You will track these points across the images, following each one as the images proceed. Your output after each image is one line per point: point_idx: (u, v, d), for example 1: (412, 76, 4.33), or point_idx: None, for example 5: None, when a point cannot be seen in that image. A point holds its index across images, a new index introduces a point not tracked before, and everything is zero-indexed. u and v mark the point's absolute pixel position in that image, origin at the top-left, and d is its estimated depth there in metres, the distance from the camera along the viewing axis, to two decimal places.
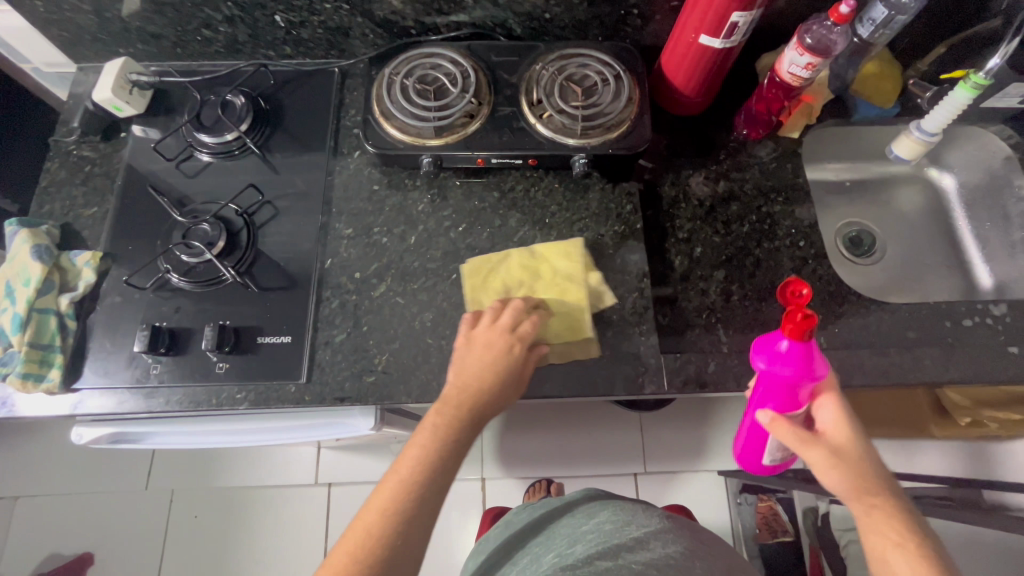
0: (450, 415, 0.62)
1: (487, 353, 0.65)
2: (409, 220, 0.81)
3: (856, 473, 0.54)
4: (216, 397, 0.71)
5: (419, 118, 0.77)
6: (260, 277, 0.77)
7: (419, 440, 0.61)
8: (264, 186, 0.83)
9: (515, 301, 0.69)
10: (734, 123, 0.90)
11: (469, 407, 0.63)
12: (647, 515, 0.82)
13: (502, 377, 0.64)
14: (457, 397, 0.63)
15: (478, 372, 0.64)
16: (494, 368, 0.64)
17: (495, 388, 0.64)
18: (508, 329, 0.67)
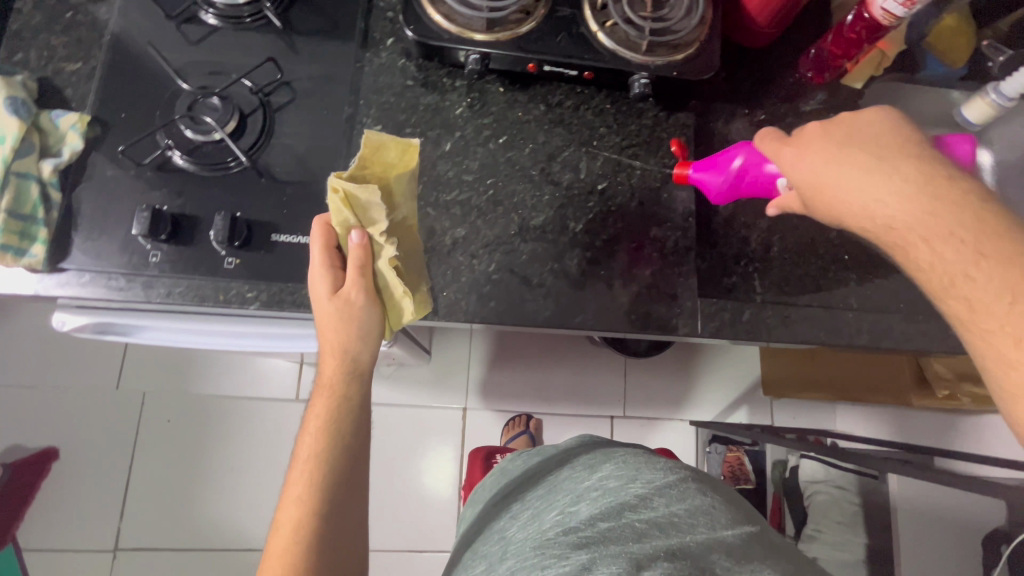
0: (327, 399, 0.65)
1: (319, 305, 0.63)
2: (445, 124, 0.74)
3: (840, 194, 0.52)
4: (223, 294, 0.65)
5: (470, 6, 0.68)
6: (276, 167, 0.69)
7: (312, 422, 0.65)
8: (282, 65, 0.72)
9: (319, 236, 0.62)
10: (800, 61, 0.83)
11: (342, 383, 0.65)
12: (651, 460, 0.69)
13: (355, 334, 0.63)
14: (329, 380, 0.65)
15: (325, 334, 0.64)
16: (341, 332, 0.63)
17: (354, 348, 0.64)
18: (314, 258, 0.62)
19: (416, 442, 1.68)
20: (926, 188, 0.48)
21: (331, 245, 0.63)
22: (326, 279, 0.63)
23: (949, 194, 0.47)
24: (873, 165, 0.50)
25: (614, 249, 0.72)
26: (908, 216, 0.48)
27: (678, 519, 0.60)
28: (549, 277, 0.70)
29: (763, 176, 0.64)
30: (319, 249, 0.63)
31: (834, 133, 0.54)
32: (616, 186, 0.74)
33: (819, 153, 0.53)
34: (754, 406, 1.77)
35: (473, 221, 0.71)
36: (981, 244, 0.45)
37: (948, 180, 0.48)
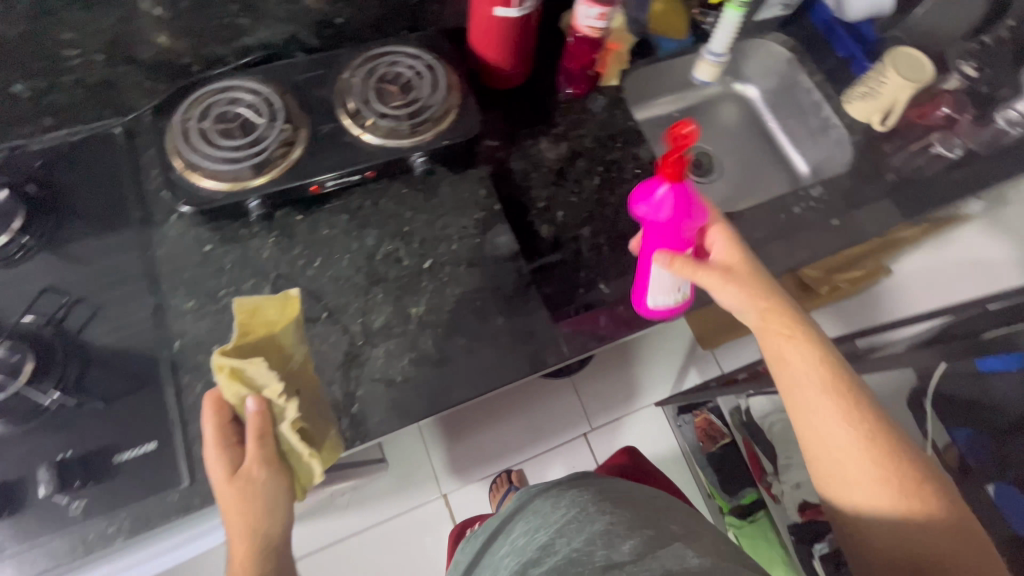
0: None
1: (218, 490, 0.58)
2: (257, 271, 0.73)
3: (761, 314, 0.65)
4: (82, 542, 0.60)
5: (233, 161, 0.70)
6: (95, 388, 0.65)
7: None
8: (69, 284, 0.70)
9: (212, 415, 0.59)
10: (556, 84, 0.92)
11: (260, 561, 0.54)
12: (554, 502, 0.65)
13: (265, 501, 0.57)
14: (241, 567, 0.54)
15: (229, 522, 0.56)
16: (245, 504, 0.56)
17: (266, 517, 0.56)
18: (206, 441, 0.59)
19: (409, 556, 1.57)
20: (821, 349, 0.63)
21: (224, 421, 0.60)
22: (222, 459, 0.58)
23: (828, 357, 0.63)
24: (783, 317, 0.64)
25: (462, 315, 0.74)
26: (804, 373, 0.63)
27: (575, 552, 0.54)
28: (411, 369, 0.71)
29: (661, 230, 0.66)
30: (213, 430, 0.59)
31: (756, 269, 0.67)
32: (442, 258, 0.77)
33: (751, 287, 0.65)
34: (699, 364, 1.85)
35: (318, 350, 0.71)
36: (842, 410, 0.61)
37: (821, 338, 0.64)
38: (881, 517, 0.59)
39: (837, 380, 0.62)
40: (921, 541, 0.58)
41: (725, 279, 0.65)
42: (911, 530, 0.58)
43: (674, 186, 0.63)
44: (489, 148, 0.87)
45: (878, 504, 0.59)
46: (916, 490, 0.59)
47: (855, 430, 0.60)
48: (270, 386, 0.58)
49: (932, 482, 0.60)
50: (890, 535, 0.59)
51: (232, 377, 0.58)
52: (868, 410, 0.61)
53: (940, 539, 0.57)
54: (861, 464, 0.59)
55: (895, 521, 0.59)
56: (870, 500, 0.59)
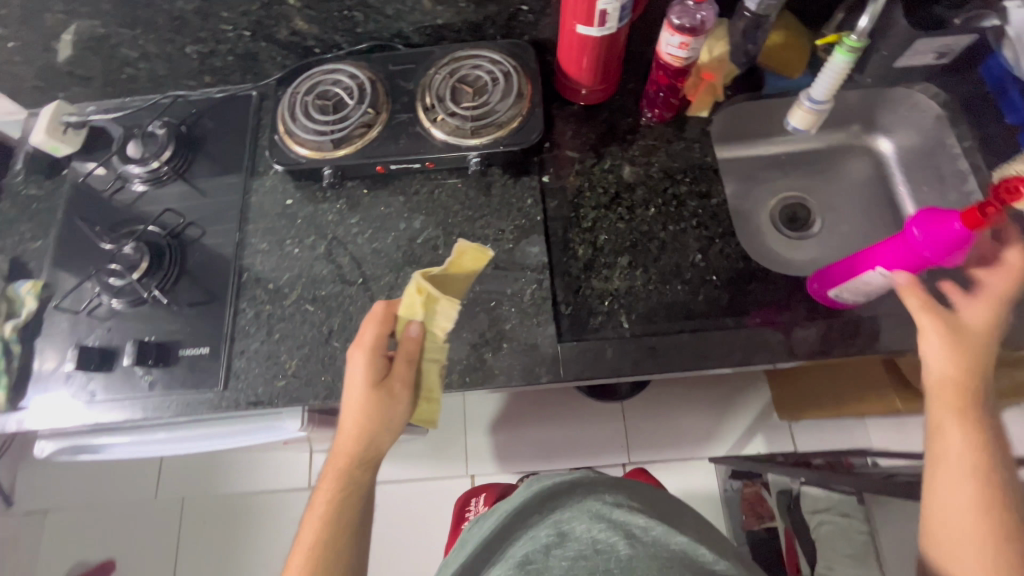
0: (340, 474, 0.66)
1: (353, 387, 0.67)
2: (319, 230, 0.85)
3: (953, 387, 0.60)
4: (143, 407, 0.77)
5: (320, 133, 0.82)
6: (182, 294, 0.82)
7: (318, 505, 0.66)
8: (188, 210, 0.89)
9: (377, 320, 0.68)
10: (639, 107, 0.90)
11: (361, 461, 0.66)
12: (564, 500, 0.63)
13: (385, 419, 0.66)
14: (344, 458, 0.66)
15: (347, 421, 0.66)
16: (368, 413, 0.65)
17: (380, 433, 0.66)
18: (365, 339, 0.67)
19: (425, 518, 1.68)
20: (986, 443, 0.58)
21: (384, 331, 0.68)
22: (368, 365, 0.66)
23: (994, 439, 0.58)
24: (965, 385, 0.60)
25: (473, 313, 0.78)
26: (959, 445, 0.58)
27: (600, 545, 0.55)
28: None
29: (908, 248, 0.62)
30: (375, 333, 0.67)
31: (985, 343, 0.62)
32: None
33: (964, 353, 0.61)
34: (771, 434, 1.62)
35: (346, 309, 0.80)
36: (986, 500, 0.55)
37: (999, 432, 0.59)
38: None
39: (992, 463, 0.57)
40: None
41: (950, 336, 0.62)
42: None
43: (967, 231, 0.58)
44: (566, 159, 0.88)
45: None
46: None
47: (988, 526, 0.54)
48: (443, 323, 0.68)
49: None
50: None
51: (425, 299, 0.67)
52: (1022, 521, 0.55)
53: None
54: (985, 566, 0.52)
55: None
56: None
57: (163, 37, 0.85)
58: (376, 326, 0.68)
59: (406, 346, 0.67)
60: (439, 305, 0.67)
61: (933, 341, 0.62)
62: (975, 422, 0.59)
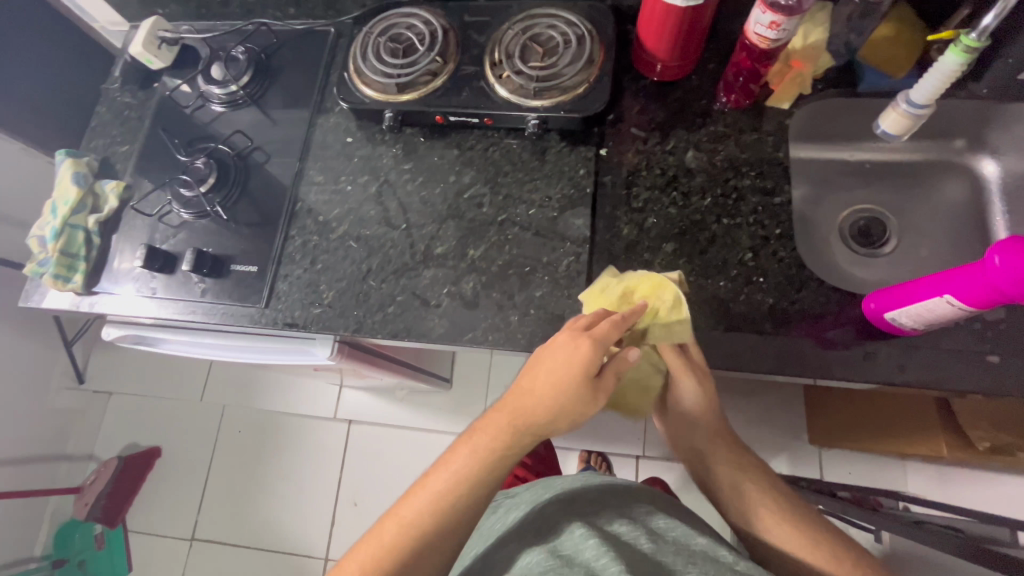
0: (503, 443, 0.62)
1: (561, 372, 0.60)
2: (372, 171, 0.87)
3: (713, 443, 0.74)
4: (194, 311, 0.84)
5: (387, 76, 0.83)
6: (240, 213, 0.88)
7: (458, 457, 0.62)
8: (257, 136, 0.93)
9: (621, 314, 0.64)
10: (716, 89, 0.85)
11: (526, 438, 0.62)
12: (587, 497, 0.69)
13: (574, 415, 0.61)
14: (510, 427, 0.62)
15: (538, 398, 0.61)
16: (567, 405, 0.60)
17: (563, 426, 0.62)
18: (603, 329, 0.62)
19: None
20: (757, 475, 0.72)
21: (620, 324, 0.63)
22: (592, 353, 0.60)
23: (780, 496, 0.70)
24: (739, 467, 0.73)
25: (507, 275, 0.78)
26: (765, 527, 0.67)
27: (626, 537, 0.61)
28: (444, 299, 0.78)
29: (987, 279, 0.56)
30: (611, 326, 0.63)
31: (712, 389, 0.72)
32: (515, 218, 0.81)
33: (707, 407, 0.73)
34: None
35: (385, 251, 0.82)
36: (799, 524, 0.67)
37: (752, 452, 0.75)
38: None
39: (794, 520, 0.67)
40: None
41: (700, 395, 0.72)
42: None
43: None
44: (629, 134, 0.85)
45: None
46: None
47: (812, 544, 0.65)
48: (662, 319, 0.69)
49: None
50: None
51: (652, 284, 0.71)
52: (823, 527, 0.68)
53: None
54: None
55: None
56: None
57: None
58: (613, 320, 0.63)
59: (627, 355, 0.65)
60: (660, 294, 0.69)
61: (686, 396, 0.73)
62: (745, 462, 0.73)
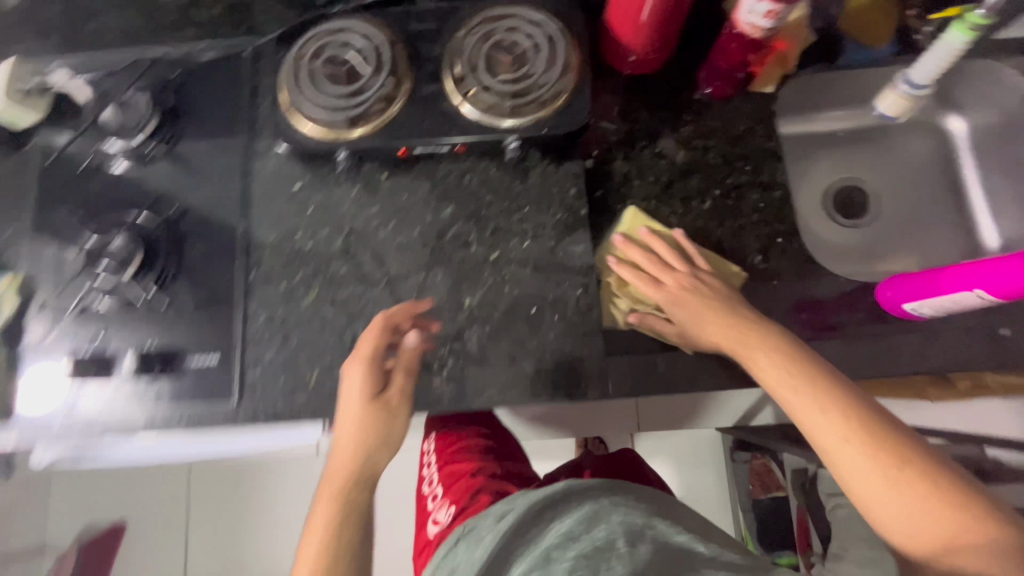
0: (342, 482, 0.67)
1: (354, 400, 0.66)
2: (334, 221, 0.75)
3: (716, 322, 0.64)
4: (147, 421, 0.70)
5: (332, 109, 0.70)
6: (182, 293, 0.74)
7: (318, 527, 0.65)
8: (180, 193, 0.77)
9: (375, 323, 0.67)
10: (697, 79, 0.79)
11: (363, 469, 0.67)
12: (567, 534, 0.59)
13: (381, 431, 0.66)
14: (345, 468, 0.67)
15: (344, 432, 0.67)
16: (368, 423, 0.66)
17: (379, 444, 0.67)
18: (365, 345, 0.67)
19: None
20: (784, 354, 0.60)
21: (380, 343, 0.67)
22: (365, 376, 0.66)
23: (817, 365, 0.59)
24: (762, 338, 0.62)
25: (513, 320, 0.71)
26: (792, 405, 0.58)
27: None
28: (448, 359, 0.70)
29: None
30: (371, 342, 0.66)
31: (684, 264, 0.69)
32: (510, 254, 0.73)
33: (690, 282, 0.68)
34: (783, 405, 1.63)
35: (370, 314, 0.72)
36: (839, 408, 0.56)
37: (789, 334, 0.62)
38: (911, 510, 0.53)
39: (834, 394, 0.57)
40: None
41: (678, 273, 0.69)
42: (984, 561, 0.49)
43: None
44: (614, 141, 0.78)
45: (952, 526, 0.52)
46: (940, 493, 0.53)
47: (844, 424, 0.55)
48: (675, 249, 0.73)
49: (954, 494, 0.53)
50: (978, 556, 0.50)
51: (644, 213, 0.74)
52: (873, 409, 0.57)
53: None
54: (883, 468, 0.54)
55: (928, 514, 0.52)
56: (925, 526, 0.52)
57: None
58: (373, 332, 0.67)
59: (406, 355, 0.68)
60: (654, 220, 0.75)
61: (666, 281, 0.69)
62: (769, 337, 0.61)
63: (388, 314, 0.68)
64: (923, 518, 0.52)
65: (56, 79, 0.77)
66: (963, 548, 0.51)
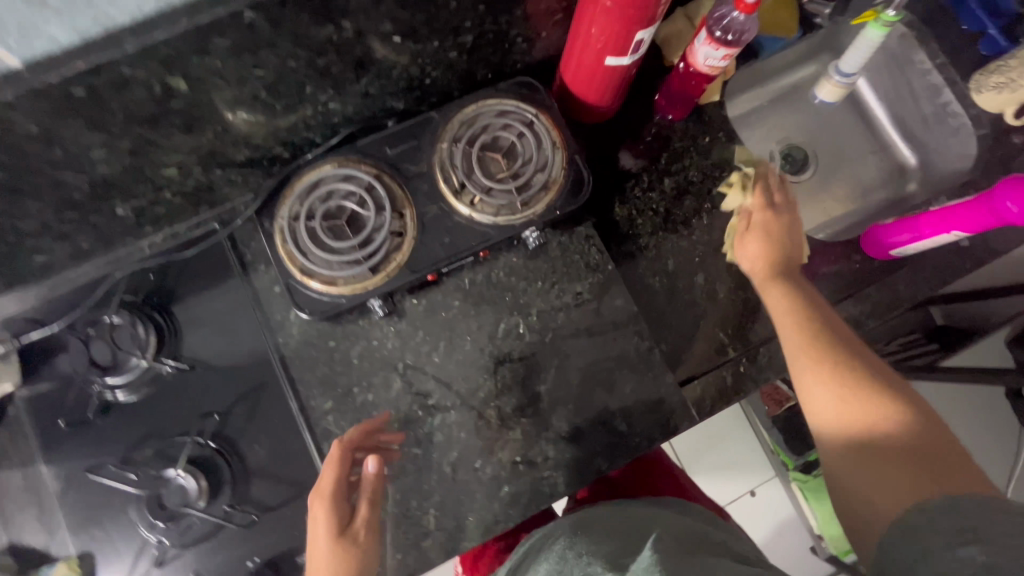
0: None
1: (318, 545, 0.61)
2: (385, 364, 0.74)
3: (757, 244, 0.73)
4: None
5: (350, 263, 0.69)
6: (261, 497, 0.70)
7: None
8: (210, 398, 0.72)
9: (333, 452, 0.65)
10: (654, 110, 0.85)
11: None
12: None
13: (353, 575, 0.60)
14: None
15: None
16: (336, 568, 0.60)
17: None
18: (326, 477, 0.64)
19: None
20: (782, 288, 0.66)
21: (341, 472, 0.64)
22: (330, 513, 0.62)
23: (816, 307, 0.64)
24: (773, 265, 0.68)
25: (590, 389, 0.75)
26: (778, 312, 0.65)
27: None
28: (548, 449, 0.73)
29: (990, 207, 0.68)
30: (331, 469, 0.64)
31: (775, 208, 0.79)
32: (561, 330, 0.76)
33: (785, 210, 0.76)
34: None
35: (459, 438, 0.73)
36: (813, 332, 0.60)
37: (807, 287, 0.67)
38: (851, 424, 0.53)
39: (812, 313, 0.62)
40: (929, 471, 0.47)
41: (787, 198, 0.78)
42: (890, 464, 0.49)
43: None
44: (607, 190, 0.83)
45: (866, 429, 0.52)
46: (883, 413, 0.52)
47: (807, 340, 0.60)
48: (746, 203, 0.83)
49: (911, 425, 0.50)
50: (879, 453, 0.50)
51: None
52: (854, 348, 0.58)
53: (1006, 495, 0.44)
54: (834, 385, 0.56)
55: (870, 432, 0.52)
56: (849, 426, 0.53)
57: (85, 211, 0.63)
58: (328, 463, 0.64)
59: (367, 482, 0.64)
60: None
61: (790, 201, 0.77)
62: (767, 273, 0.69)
63: (343, 441, 0.66)
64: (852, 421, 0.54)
65: (37, 336, 0.71)
66: (871, 445, 0.51)
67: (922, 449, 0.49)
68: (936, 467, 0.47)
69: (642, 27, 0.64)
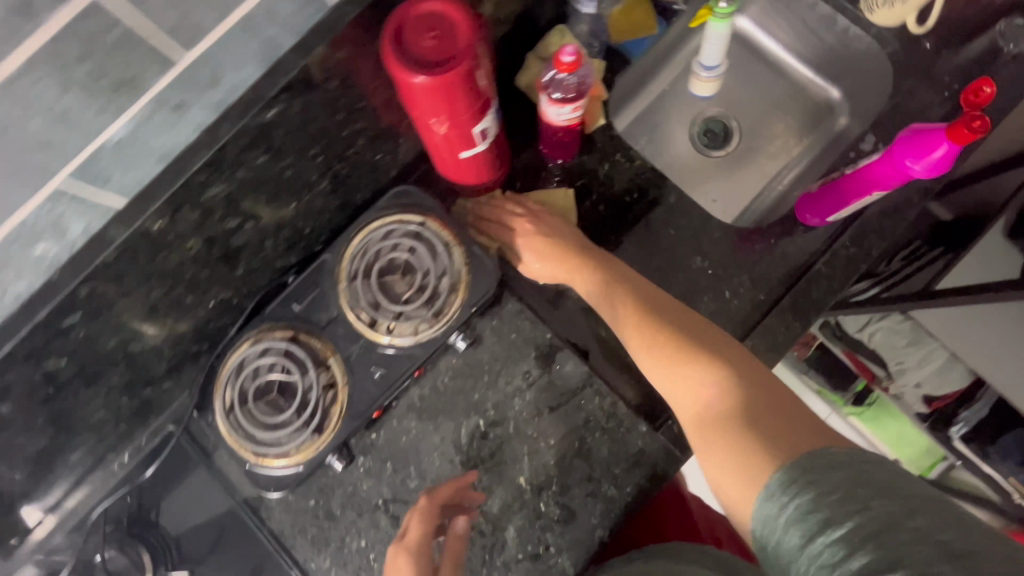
0: None
1: None
2: (366, 505, 0.75)
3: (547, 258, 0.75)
4: None
5: (294, 432, 0.69)
6: None
7: None
8: None
9: (421, 505, 0.67)
10: (545, 158, 0.84)
11: None
12: None
13: None
14: None
15: None
16: None
17: None
18: (413, 528, 0.65)
19: None
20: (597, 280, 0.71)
21: (428, 526, 0.66)
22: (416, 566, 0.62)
23: (632, 289, 0.68)
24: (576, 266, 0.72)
25: (568, 464, 0.74)
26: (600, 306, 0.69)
27: None
28: (546, 536, 0.72)
29: (892, 165, 0.65)
30: (420, 518, 0.66)
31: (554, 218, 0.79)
32: (522, 415, 0.75)
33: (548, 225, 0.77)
34: None
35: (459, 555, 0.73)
36: (634, 313, 0.65)
37: (621, 274, 0.71)
38: (690, 394, 0.55)
39: (624, 299, 0.66)
40: (754, 426, 0.47)
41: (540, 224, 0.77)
42: (722, 427, 0.50)
43: (954, 149, 0.61)
44: None
45: (703, 395, 0.54)
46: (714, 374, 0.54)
47: (632, 325, 0.64)
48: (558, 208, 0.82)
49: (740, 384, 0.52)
50: (714, 418, 0.51)
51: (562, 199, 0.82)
52: (675, 316, 0.63)
53: (818, 422, 0.47)
54: (665, 361, 0.58)
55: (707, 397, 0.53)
56: (692, 403, 0.54)
57: None
58: (417, 516, 0.66)
59: (451, 540, 0.66)
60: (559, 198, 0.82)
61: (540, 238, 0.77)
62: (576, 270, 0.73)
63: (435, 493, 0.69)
64: (691, 400, 0.55)
65: None
66: (706, 412, 0.52)
67: (756, 403, 0.50)
68: (773, 422, 0.47)
69: (476, 121, 0.61)
